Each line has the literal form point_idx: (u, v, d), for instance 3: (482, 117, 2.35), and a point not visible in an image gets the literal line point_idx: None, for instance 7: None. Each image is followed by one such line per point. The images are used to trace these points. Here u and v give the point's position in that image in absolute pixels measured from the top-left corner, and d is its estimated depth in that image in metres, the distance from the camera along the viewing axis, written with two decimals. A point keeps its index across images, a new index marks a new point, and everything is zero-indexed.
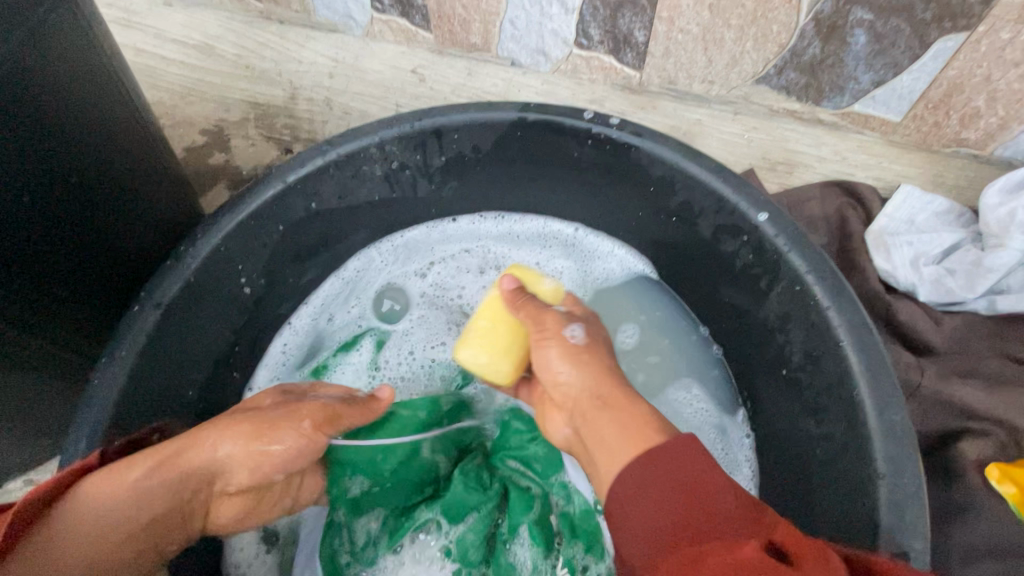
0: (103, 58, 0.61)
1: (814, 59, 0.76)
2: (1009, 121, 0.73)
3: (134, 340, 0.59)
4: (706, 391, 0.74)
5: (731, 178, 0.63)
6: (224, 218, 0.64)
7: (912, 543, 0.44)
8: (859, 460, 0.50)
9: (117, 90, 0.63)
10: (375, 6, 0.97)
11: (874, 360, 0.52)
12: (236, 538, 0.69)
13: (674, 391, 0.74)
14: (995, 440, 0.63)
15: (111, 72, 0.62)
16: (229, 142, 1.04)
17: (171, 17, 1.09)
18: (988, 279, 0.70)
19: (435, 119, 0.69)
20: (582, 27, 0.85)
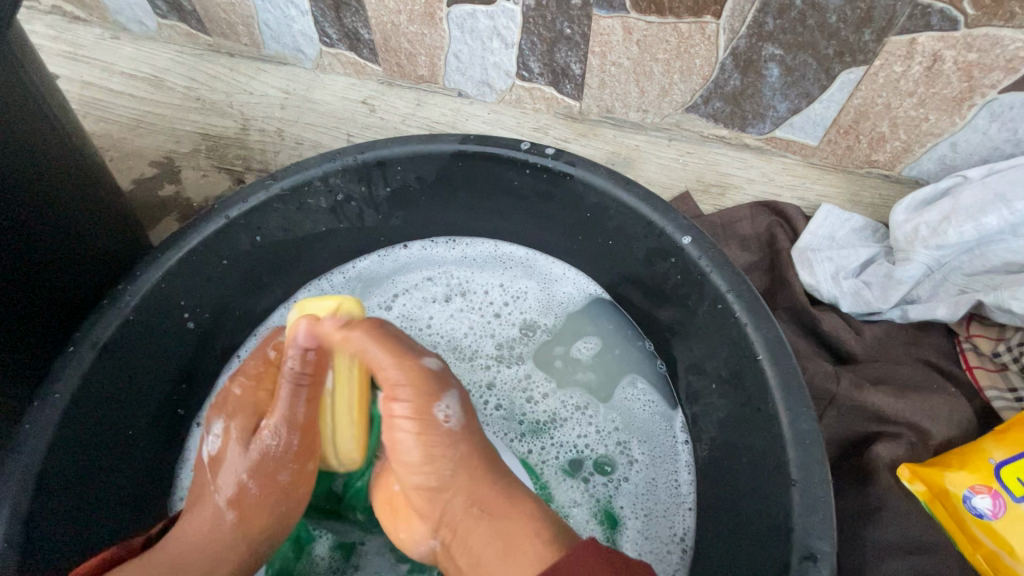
0: (41, 99, 0.62)
1: (736, 89, 0.81)
2: (912, 144, 0.80)
3: (69, 382, 0.58)
4: (655, 395, 0.75)
5: (658, 204, 0.66)
6: (165, 256, 0.65)
7: (820, 545, 0.49)
8: (775, 468, 0.55)
9: (55, 129, 0.64)
10: (323, 40, 0.99)
11: (786, 372, 0.56)
12: None
13: (624, 394, 0.76)
14: (907, 441, 0.68)
15: (49, 112, 0.63)
16: (180, 174, 1.02)
17: (120, 51, 1.10)
18: (899, 290, 0.76)
19: (378, 151, 0.71)
20: (522, 60, 0.89)
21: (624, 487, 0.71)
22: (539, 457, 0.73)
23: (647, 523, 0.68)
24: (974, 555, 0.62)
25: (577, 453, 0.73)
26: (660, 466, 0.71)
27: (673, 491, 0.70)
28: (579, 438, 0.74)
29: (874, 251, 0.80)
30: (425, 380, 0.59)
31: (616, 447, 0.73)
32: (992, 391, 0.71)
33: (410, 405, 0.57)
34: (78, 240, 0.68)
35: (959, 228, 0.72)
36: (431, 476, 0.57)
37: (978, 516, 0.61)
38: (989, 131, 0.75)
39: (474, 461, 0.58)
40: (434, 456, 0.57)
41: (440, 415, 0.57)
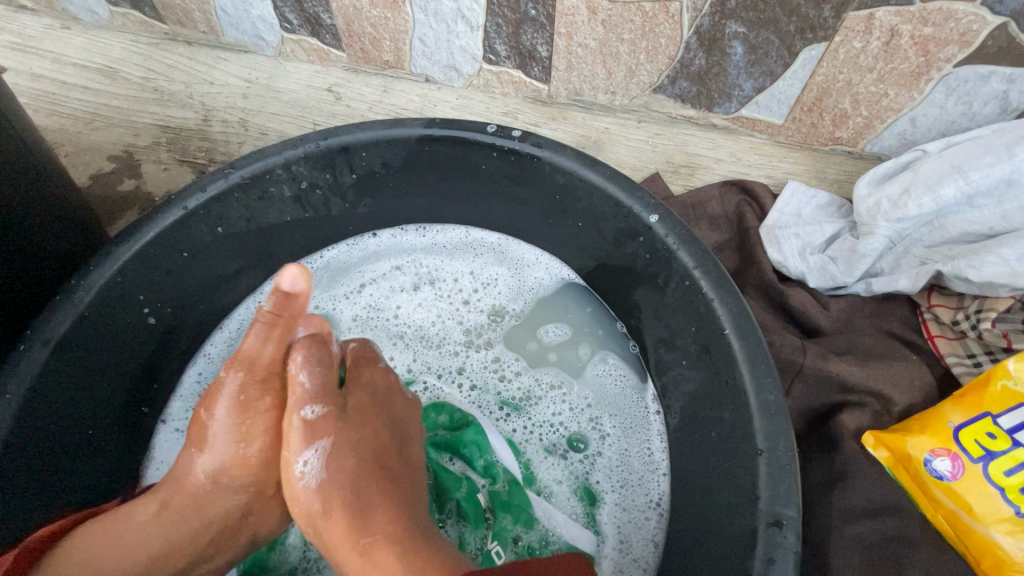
0: None
1: (701, 69, 0.81)
2: (873, 121, 0.81)
3: (21, 382, 0.56)
4: (624, 372, 0.76)
5: (625, 183, 0.66)
6: (121, 248, 0.63)
7: (785, 512, 0.50)
8: (743, 440, 0.56)
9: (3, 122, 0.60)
10: (284, 26, 0.97)
11: (752, 344, 0.57)
12: None
13: (594, 374, 0.76)
14: (871, 409, 0.70)
15: None
16: (140, 168, 0.98)
17: (71, 41, 1.06)
18: (864, 263, 0.77)
19: (342, 137, 0.69)
20: (488, 43, 0.88)
21: (599, 462, 0.71)
22: (522, 437, 0.73)
23: (623, 495, 0.69)
24: (936, 517, 0.63)
25: (554, 429, 0.73)
26: (634, 438, 0.72)
27: (647, 461, 0.70)
28: (555, 415, 0.74)
29: (839, 227, 0.81)
30: (304, 420, 0.53)
31: (588, 422, 0.73)
32: (952, 358, 0.73)
33: (293, 434, 0.53)
34: (23, 235, 0.65)
35: (918, 201, 0.74)
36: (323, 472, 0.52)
37: (939, 478, 0.63)
38: (946, 106, 0.76)
39: (348, 503, 0.52)
40: (340, 461, 0.53)
41: (309, 453, 0.53)
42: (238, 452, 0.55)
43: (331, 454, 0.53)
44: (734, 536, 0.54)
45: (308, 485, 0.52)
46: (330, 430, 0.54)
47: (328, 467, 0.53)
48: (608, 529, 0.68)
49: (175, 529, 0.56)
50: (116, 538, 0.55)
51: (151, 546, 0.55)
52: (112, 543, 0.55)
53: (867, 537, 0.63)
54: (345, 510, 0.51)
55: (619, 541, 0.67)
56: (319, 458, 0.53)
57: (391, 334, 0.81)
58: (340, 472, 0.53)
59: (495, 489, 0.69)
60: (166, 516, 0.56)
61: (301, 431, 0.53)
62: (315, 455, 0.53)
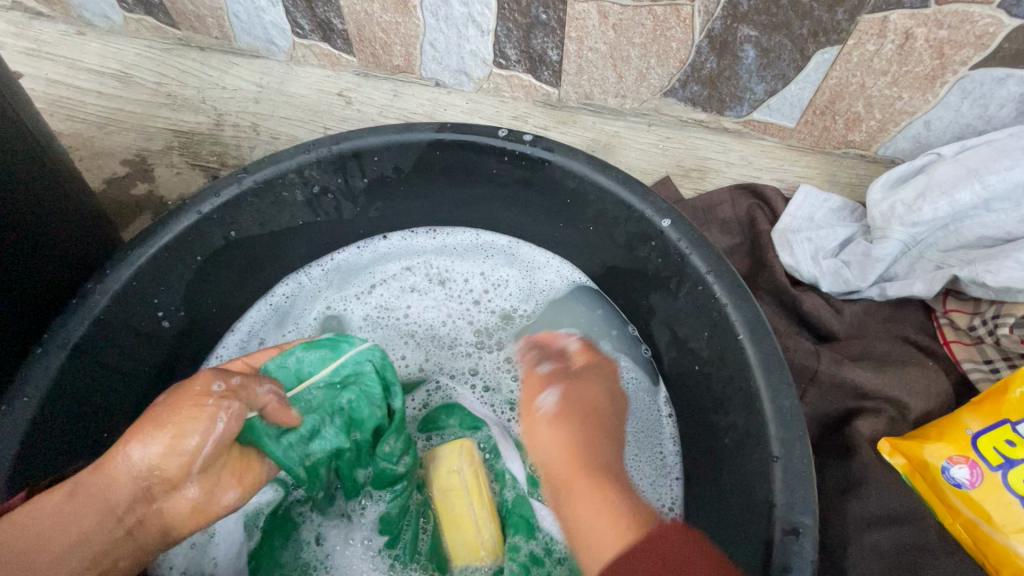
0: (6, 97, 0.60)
1: (713, 72, 0.81)
2: (887, 124, 0.81)
3: (38, 385, 0.56)
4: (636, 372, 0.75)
5: (637, 187, 0.66)
6: (135, 253, 0.63)
7: (802, 519, 0.50)
8: (757, 446, 0.55)
9: (20, 128, 0.61)
10: (295, 31, 0.97)
11: (767, 350, 0.57)
12: (167, 558, 0.66)
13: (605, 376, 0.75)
14: (888, 416, 0.69)
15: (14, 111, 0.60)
16: (152, 172, 0.99)
17: (85, 47, 1.07)
18: (877, 268, 0.76)
19: (354, 142, 0.70)
20: (498, 47, 0.88)
21: None
22: None
23: None
24: (953, 525, 0.63)
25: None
26: (647, 441, 0.71)
27: (659, 465, 0.70)
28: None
29: (852, 231, 0.81)
30: (543, 408, 0.64)
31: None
32: (969, 364, 0.72)
33: (539, 378, 0.68)
34: (39, 238, 0.65)
35: (933, 205, 0.73)
36: (559, 429, 0.62)
37: (957, 486, 0.62)
38: (961, 109, 0.76)
39: (582, 432, 0.62)
40: (566, 419, 0.63)
41: (544, 402, 0.65)
42: (160, 424, 0.51)
43: (562, 408, 0.63)
44: (749, 544, 0.54)
45: (545, 429, 0.63)
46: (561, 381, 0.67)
47: (557, 422, 0.63)
48: None
49: (89, 509, 0.50)
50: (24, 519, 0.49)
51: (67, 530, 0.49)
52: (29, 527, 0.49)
53: (883, 545, 0.62)
54: (573, 443, 0.61)
55: None
56: (553, 407, 0.64)
57: (402, 336, 0.81)
58: (575, 416, 0.63)
59: (501, 497, 0.70)
60: (74, 500, 0.50)
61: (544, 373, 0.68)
62: (552, 407, 0.64)
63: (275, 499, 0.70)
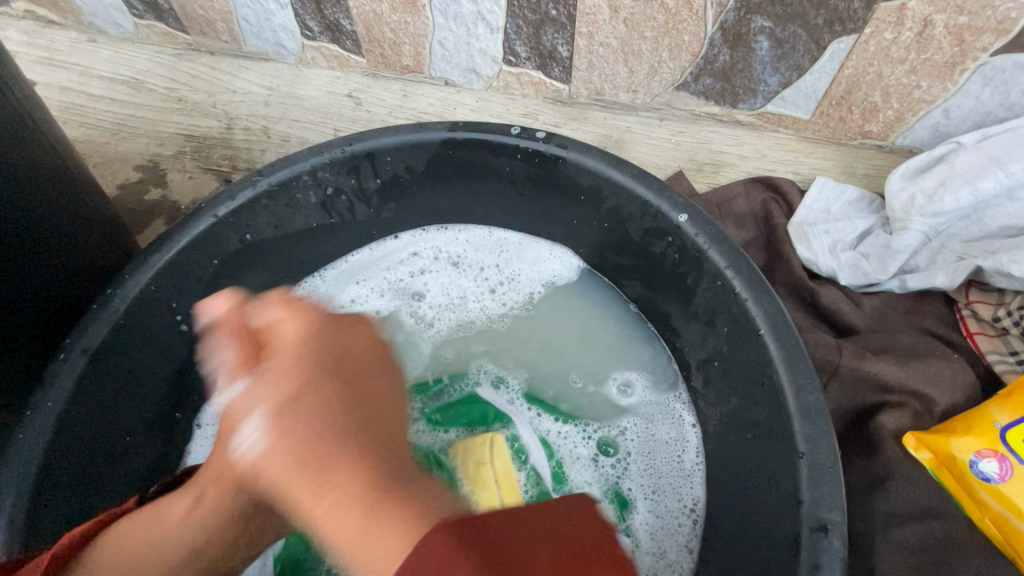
0: (21, 106, 0.60)
1: (725, 65, 0.80)
2: (905, 113, 0.79)
3: (62, 389, 0.57)
4: (651, 370, 0.75)
5: (653, 183, 0.65)
6: (153, 257, 0.63)
7: (831, 516, 0.49)
8: (782, 442, 0.55)
9: (36, 137, 0.62)
10: (304, 33, 0.97)
11: (789, 345, 0.56)
12: None
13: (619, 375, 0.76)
14: (912, 409, 0.68)
15: (28, 120, 0.61)
16: (165, 177, 1.00)
17: (97, 54, 1.08)
18: (897, 260, 0.75)
19: (367, 143, 0.70)
20: (508, 44, 0.87)
21: (630, 465, 0.70)
22: (556, 436, 0.73)
23: (655, 499, 0.68)
24: (983, 520, 0.61)
25: (583, 437, 0.72)
26: (662, 443, 0.71)
27: (676, 468, 0.69)
28: (588, 416, 0.74)
29: (871, 222, 0.79)
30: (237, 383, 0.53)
31: (616, 427, 0.72)
32: (994, 356, 0.71)
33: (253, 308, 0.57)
34: (57, 245, 0.66)
35: (955, 195, 0.72)
36: (264, 414, 0.49)
37: (985, 480, 0.61)
38: (982, 96, 0.74)
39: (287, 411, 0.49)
40: (284, 401, 0.50)
41: (272, 318, 0.56)
42: (303, 412, 0.49)
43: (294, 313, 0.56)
44: (776, 542, 0.53)
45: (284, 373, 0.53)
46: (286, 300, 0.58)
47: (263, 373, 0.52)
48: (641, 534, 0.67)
49: (211, 517, 0.54)
50: (139, 535, 0.53)
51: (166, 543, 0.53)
52: (146, 529, 0.53)
53: (910, 541, 0.61)
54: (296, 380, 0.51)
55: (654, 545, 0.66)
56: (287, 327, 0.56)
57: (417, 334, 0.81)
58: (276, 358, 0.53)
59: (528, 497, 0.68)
60: (202, 506, 0.54)
61: (282, 300, 0.58)
62: (242, 386, 0.52)
63: None
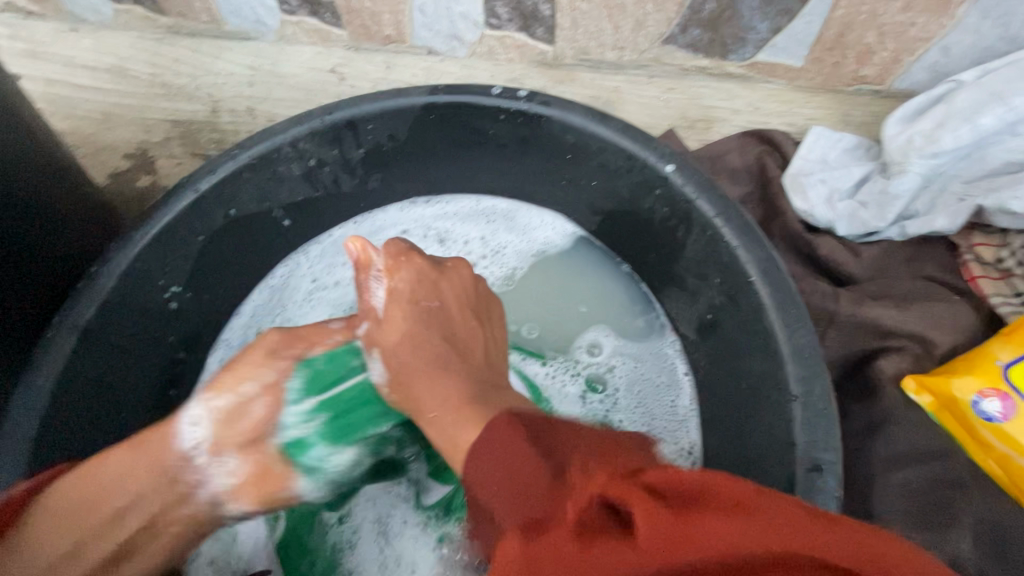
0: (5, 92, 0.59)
1: (713, 14, 0.77)
2: (901, 54, 0.76)
3: (53, 367, 0.57)
4: (636, 322, 0.74)
5: (638, 135, 0.64)
6: (137, 234, 0.63)
7: (824, 456, 0.48)
8: (774, 387, 0.54)
9: (20, 124, 0.61)
10: (282, 8, 0.95)
11: (780, 289, 0.55)
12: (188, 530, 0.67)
13: (596, 332, 0.75)
14: (912, 353, 0.67)
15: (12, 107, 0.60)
16: (154, 163, 1.02)
17: (78, 43, 1.07)
18: (896, 205, 0.73)
19: (346, 110, 0.68)
20: (488, 6, 0.85)
21: (620, 404, 0.71)
22: (546, 379, 0.73)
23: (650, 438, 0.69)
24: (986, 461, 0.61)
25: (571, 376, 0.73)
26: (654, 383, 0.71)
27: (669, 411, 0.69)
28: (571, 356, 0.74)
29: (868, 169, 0.77)
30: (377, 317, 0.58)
31: (604, 365, 0.73)
32: (997, 298, 0.69)
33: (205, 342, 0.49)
34: (44, 226, 0.65)
35: (954, 132, 0.70)
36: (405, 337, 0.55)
37: (988, 420, 0.60)
38: (981, 30, 0.71)
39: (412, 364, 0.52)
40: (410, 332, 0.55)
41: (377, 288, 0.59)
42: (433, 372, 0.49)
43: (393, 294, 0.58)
44: (770, 487, 0.52)
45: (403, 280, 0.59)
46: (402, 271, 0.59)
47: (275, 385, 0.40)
48: None
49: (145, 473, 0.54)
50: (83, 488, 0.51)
51: (81, 509, 0.51)
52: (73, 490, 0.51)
53: (911, 484, 0.60)
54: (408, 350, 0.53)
55: None
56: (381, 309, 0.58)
57: None
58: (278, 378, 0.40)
59: None
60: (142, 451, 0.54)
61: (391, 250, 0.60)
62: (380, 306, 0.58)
63: None
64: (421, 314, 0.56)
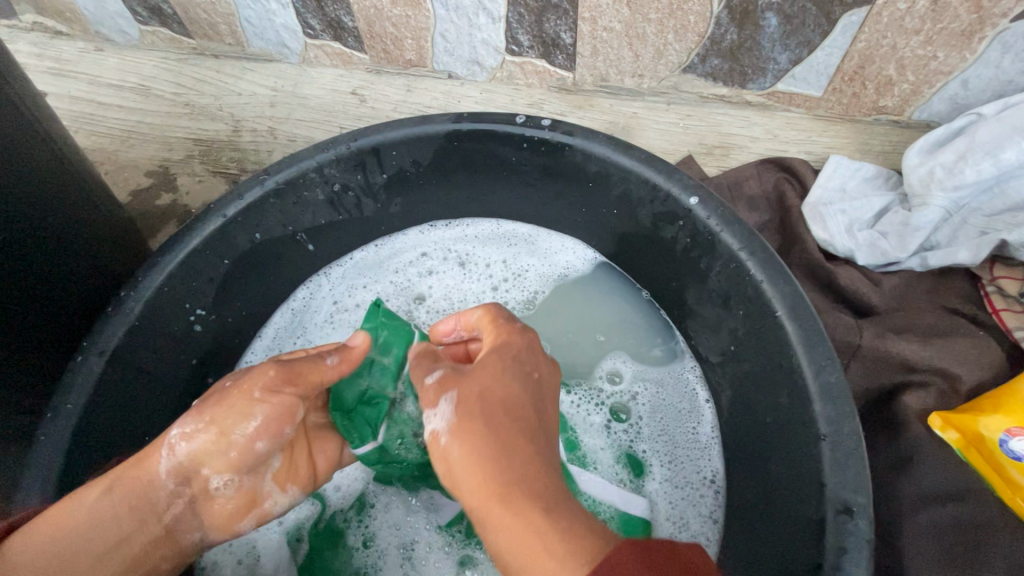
0: (38, 123, 0.61)
1: (733, 44, 0.78)
2: (921, 86, 0.77)
3: (81, 391, 0.58)
4: (654, 349, 0.75)
5: (661, 166, 0.64)
6: (166, 258, 0.64)
7: (855, 497, 0.48)
8: (802, 424, 0.54)
9: (52, 154, 0.63)
10: (306, 32, 0.97)
11: (807, 325, 0.55)
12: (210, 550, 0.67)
13: (615, 359, 0.75)
14: (936, 389, 0.66)
15: (45, 137, 0.62)
16: (176, 182, 1.00)
17: (104, 62, 1.09)
18: (917, 237, 0.73)
19: (372, 138, 0.69)
20: (510, 34, 0.86)
21: (644, 432, 0.70)
22: (571, 406, 0.72)
23: (674, 468, 0.68)
24: (1015, 499, 0.60)
25: (596, 404, 0.72)
26: (675, 411, 0.71)
27: (691, 440, 0.69)
28: (594, 384, 0.73)
29: (888, 200, 0.77)
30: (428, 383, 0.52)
31: (627, 393, 0.72)
32: (1021, 332, 0.69)
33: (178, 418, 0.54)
34: (73, 251, 0.67)
35: (976, 167, 0.70)
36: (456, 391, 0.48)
37: (1016, 459, 0.60)
38: (1002, 64, 0.72)
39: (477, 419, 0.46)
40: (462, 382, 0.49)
41: (432, 426, 0.48)
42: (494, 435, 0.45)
43: (455, 426, 0.46)
44: (799, 526, 0.52)
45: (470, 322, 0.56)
46: (455, 386, 0.49)
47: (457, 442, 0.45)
48: (660, 500, 0.67)
49: (118, 513, 0.53)
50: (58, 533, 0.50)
51: (65, 551, 0.50)
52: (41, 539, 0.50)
53: (939, 522, 0.60)
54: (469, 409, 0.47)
55: (674, 514, 0.66)
56: (447, 437, 0.46)
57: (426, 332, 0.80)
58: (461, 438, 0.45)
59: None
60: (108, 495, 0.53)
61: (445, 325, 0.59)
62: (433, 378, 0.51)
63: (314, 514, 0.69)
64: (501, 428, 0.45)
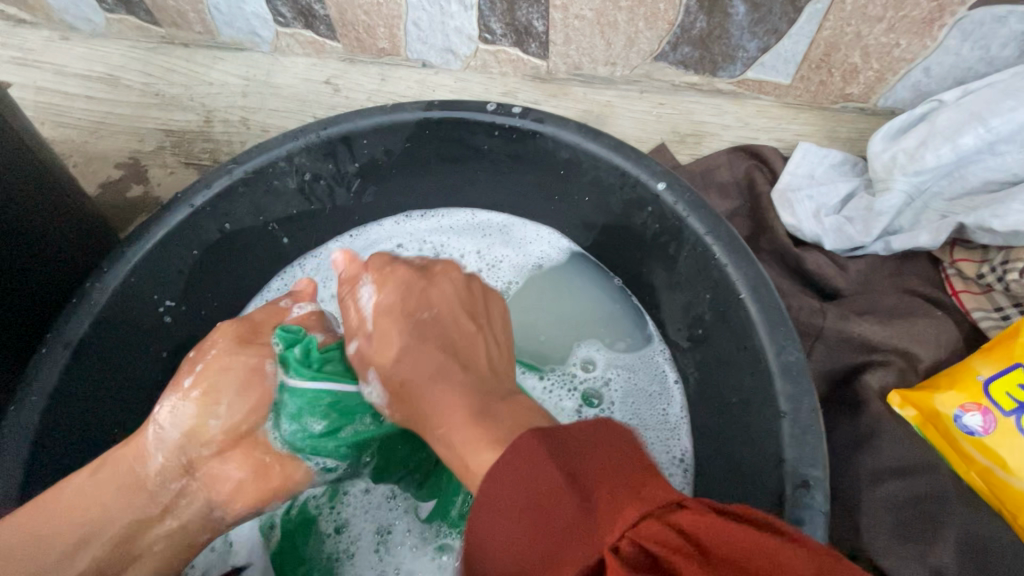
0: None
1: (703, 32, 0.79)
2: (885, 74, 0.79)
3: (44, 385, 0.57)
4: (625, 337, 0.75)
5: (630, 153, 0.65)
6: (134, 248, 0.63)
7: (812, 472, 0.49)
8: (764, 403, 0.55)
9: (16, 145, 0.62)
10: (277, 20, 0.96)
11: (769, 307, 0.56)
12: None
13: (589, 348, 0.75)
14: (897, 368, 0.69)
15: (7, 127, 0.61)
16: (146, 173, 0.98)
17: (70, 52, 1.06)
18: (881, 221, 0.75)
19: (342, 126, 0.69)
20: (483, 22, 0.86)
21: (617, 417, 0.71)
22: (544, 392, 0.73)
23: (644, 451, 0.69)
24: (969, 473, 0.63)
25: (570, 390, 0.73)
26: (646, 394, 0.72)
27: (661, 422, 0.70)
28: (567, 370, 0.74)
29: (853, 186, 0.79)
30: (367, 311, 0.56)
31: (600, 379, 0.73)
32: (979, 313, 0.71)
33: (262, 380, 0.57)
34: (36, 243, 0.65)
35: (936, 152, 0.72)
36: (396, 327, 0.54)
37: (970, 435, 0.62)
38: (961, 52, 0.73)
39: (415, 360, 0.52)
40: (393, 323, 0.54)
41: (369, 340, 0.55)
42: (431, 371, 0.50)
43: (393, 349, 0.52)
44: (760, 501, 0.54)
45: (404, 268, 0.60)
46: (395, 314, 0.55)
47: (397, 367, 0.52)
48: None
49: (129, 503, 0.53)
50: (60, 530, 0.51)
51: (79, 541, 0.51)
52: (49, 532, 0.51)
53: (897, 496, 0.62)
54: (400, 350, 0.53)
55: None
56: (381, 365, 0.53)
57: None
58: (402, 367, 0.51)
59: None
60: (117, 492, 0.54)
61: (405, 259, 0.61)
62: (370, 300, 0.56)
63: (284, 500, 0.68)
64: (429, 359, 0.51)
